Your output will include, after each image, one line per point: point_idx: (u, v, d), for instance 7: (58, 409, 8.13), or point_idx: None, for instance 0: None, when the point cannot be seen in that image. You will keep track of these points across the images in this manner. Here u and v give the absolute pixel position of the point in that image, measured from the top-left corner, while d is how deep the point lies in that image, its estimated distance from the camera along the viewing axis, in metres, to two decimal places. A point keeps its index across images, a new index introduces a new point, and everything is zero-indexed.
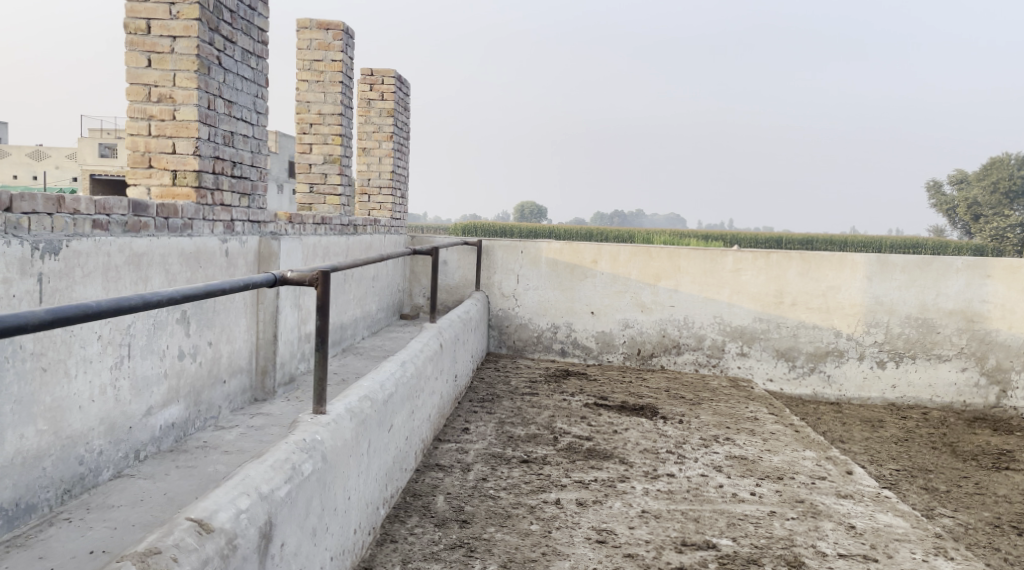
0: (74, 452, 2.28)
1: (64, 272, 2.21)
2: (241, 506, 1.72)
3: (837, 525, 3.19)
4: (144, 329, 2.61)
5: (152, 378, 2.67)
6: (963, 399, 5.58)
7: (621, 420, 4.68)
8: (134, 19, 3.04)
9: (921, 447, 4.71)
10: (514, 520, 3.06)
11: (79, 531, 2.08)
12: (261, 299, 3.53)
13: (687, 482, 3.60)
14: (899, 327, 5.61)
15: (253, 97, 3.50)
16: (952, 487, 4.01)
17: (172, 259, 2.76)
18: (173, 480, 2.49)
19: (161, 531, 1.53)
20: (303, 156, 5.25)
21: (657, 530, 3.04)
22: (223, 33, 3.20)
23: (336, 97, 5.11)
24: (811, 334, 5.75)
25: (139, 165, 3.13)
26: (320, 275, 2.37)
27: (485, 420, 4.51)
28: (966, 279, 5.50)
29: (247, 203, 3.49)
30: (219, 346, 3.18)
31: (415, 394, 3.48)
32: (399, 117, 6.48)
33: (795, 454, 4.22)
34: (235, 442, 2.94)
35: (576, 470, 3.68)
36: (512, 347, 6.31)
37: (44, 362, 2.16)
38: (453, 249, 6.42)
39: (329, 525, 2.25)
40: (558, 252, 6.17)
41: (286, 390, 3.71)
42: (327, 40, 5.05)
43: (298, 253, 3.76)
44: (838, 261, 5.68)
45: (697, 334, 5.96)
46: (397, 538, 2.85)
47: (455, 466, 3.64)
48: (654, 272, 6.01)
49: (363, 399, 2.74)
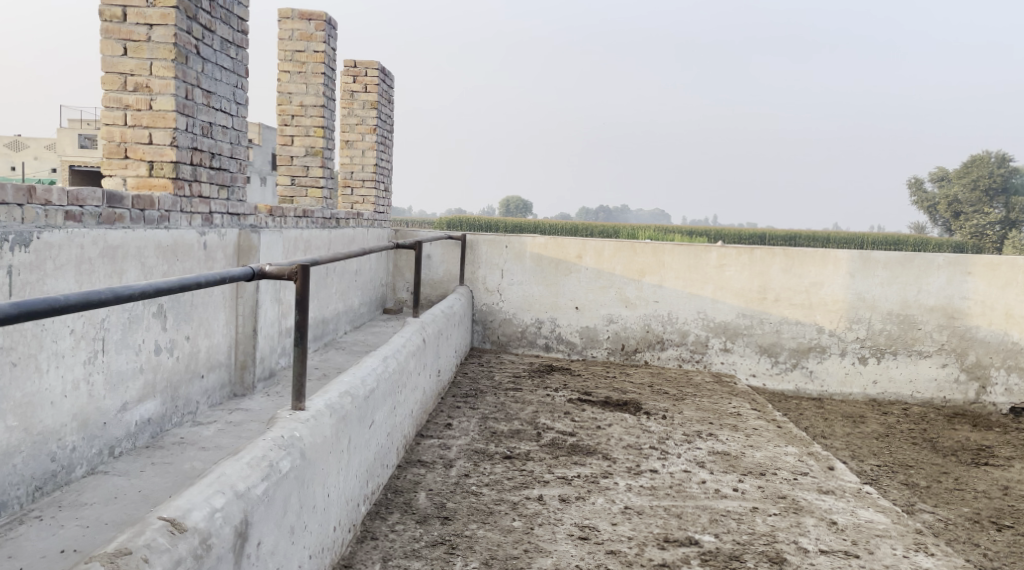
0: (46, 448, 2.23)
1: (35, 265, 2.16)
2: (216, 504, 1.68)
3: (819, 521, 3.19)
4: (119, 324, 2.55)
5: (127, 373, 2.62)
6: (943, 395, 5.62)
7: (605, 415, 4.67)
8: (110, 6, 2.98)
9: (901, 443, 4.74)
10: (497, 517, 3.04)
11: (51, 530, 2.03)
12: (241, 293, 3.47)
13: (670, 478, 3.59)
14: (881, 323, 5.64)
15: (232, 87, 3.44)
16: (932, 483, 4.03)
17: (148, 252, 2.70)
18: (149, 477, 2.44)
19: (133, 531, 1.49)
20: (285, 148, 5.16)
21: (640, 526, 3.03)
22: (202, 21, 3.14)
23: (318, 89, 5.05)
24: (794, 330, 5.77)
25: (114, 155, 3.07)
26: (298, 268, 2.33)
27: (468, 415, 4.48)
28: (947, 275, 5.53)
29: (226, 195, 3.44)
30: (196, 341, 3.12)
31: (397, 390, 3.44)
32: (382, 109, 6.43)
33: (777, 449, 4.23)
34: (212, 438, 2.89)
35: (558, 466, 3.66)
36: (496, 342, 6.28)
37: (13, 357, 2.10)
38: (437, 244, 6.38)
39: (307, 523, 2.21)
40: (543, 247, 6.15)
41: (266, 385, 3.66)
42: (309, 31, 4.98)
43: (278, 246, 3.70)
44: (821, 257, 5.70)
45: (681, 329, 5.96)
46: (378, 535, 2.82)
47: (437, 462, 3.62)
48: (638, 268, 6.00)
49: (343, 394, 2.70)
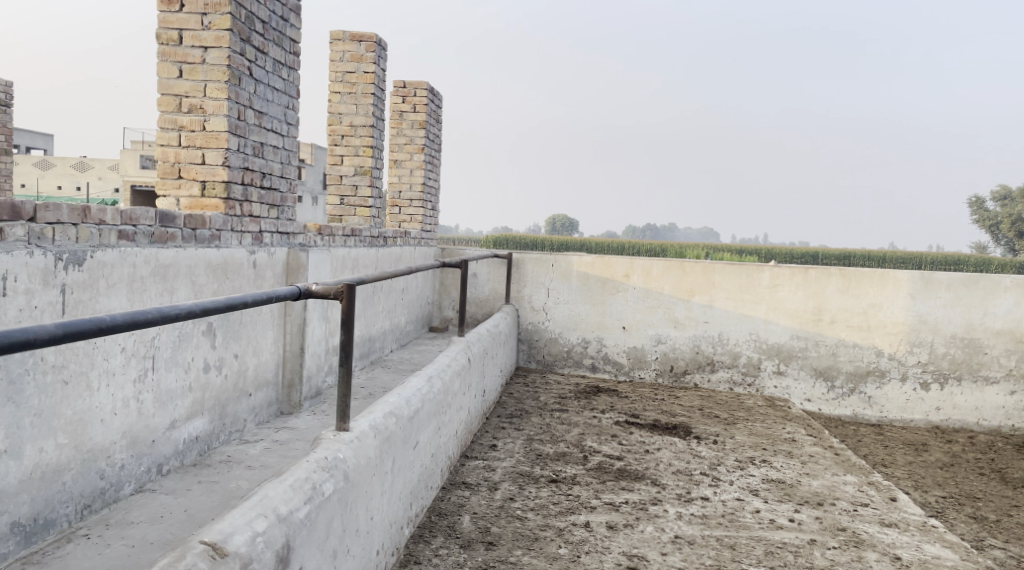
0: (95, 466, 2.25)
1: (88, 283, 2.19)
2: (258, 528, 1.66)
3: (882, 556, 3.04)
4: (169, 342, 2.58)
5: (176, 392, 2.64)
6: (1012, 423, 5.35)
7: (653, 439, 4.56)
8: (167, 30, 3.05)
9: (968, 473, 4.51)
10: (542, 544, 2.96)
11: (97, 549, 2.04)
12: (289, 311, 3.49)
13: (722, 507, 3.47)
14: (944, 347, 5.40)
15: (283, 108, 3.48)
16: (1003, 517, 3.82)
17: (198, 271, 2.72)
18: (195, 496, 2.45)
19: (174, 555, 1.49)
20: (335, 167, 5.25)
21: (691, 557, 2.93)
22: (255, 43, 3.18)
23: (367, 109, 5.10)
24: (851, 353, 5.57)
25: (168, 175, 3.12)
26: (345, 287, 2.30)
27: (514, 437, 4.42)
28: (1014, 298, 5.29)
29: (276, 214, 3.47)
30: (245, 359, 3.14)
31: (442, 410, 3.40)
32: (431, 129, 6.49)
33: (835, 478, 4.06)
34: (259, 457, 2.88)
35: (606, 492, 3.57)
36: (542, 362, 6.21)
37: (65, 375, 2.13)
38: (484, 262, 6.36)
39: (350, 546, 2.18)
40: (589, 265, 6.07)
41: (312, 403, 3.67)
42: (360, 52, 5.08)
43: (326, 265, 3.71)
44: (880, 278, 5.49)
45: (732, 351, 5.81)
46: (421, 559, 2.78)
47: (482, 485, 3.56)
48: (688, 287, 5.88)
49: (388, 415, 2.67)
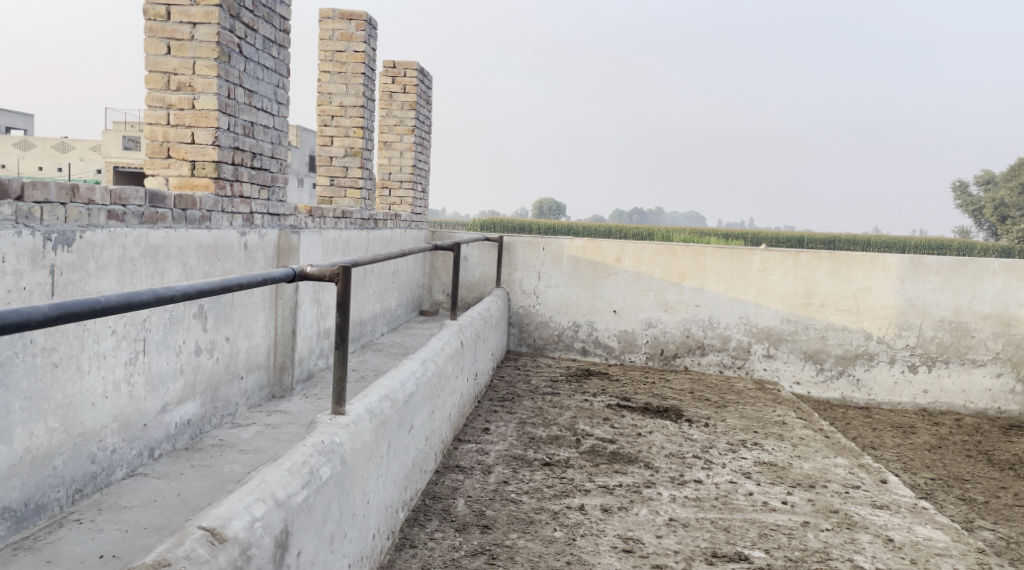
0: (86, 450, 2.21)
1: (77, 264, 2.14)
2: (256, 513, 1.63)
3: (875, 538, 3.07)
4: (160, 324, 2.53)
5: (168, 375, 2.60)
6: (998, 406, 5.40)
7: (645, 422, 4.56)
8: (153, 5, 2.96)
9: (956, 455, 4.55)
10: (537, 527, 2.96)
11: (90, 534, 2.01)
12: (281, 294, 3.44)
13: (715, 489, 3.48)
14: (932, 331, 5.43)
15: (274, 87, 3.41)
16: (991, 498, 3.85)
17: (190, 252, 2.68)
18: (188, 480, 2.42)
19: (172, 541, 1.46)
20: (325, 148, 5.18)
21: (686, 540, 2.94)
22: (244, 20, 3.11)
23: (357, 89, 5.05)
24: (840, 336, 5.59)
25: (157, 154, 3.07)
26: (341, 270, 2.27)
27: (506, 420, 4.41)
28: (1002, 282, 5.32)
29: (267, 195, 3.41)
30: (236, 342, 3.09)
31: (436, 393, 3.38)
32: (421, 109, 6.41)
33: (826, 461, 4.08)
34: (252, 441, 2.85)
35: (599, 475, 3.56)
36: (532, 346, 6.20)
37: (55, 358, 2.08)
38: (474, 245, 6.32)
39: (347, 531, 2.16)
40: (580, 249, 6.06)
41: (304, 386, 3.63)
42: (350, 31, 4.99)
43: (317, 247, 3.66)
44: (869, 261, 5.50)
45: (722, 334, 5.82)
46: (416, 543, 2.76)
47: (476, 468, 3.55)
48: (678, 271, 5.87)
49: (383, 399, 2.64)
